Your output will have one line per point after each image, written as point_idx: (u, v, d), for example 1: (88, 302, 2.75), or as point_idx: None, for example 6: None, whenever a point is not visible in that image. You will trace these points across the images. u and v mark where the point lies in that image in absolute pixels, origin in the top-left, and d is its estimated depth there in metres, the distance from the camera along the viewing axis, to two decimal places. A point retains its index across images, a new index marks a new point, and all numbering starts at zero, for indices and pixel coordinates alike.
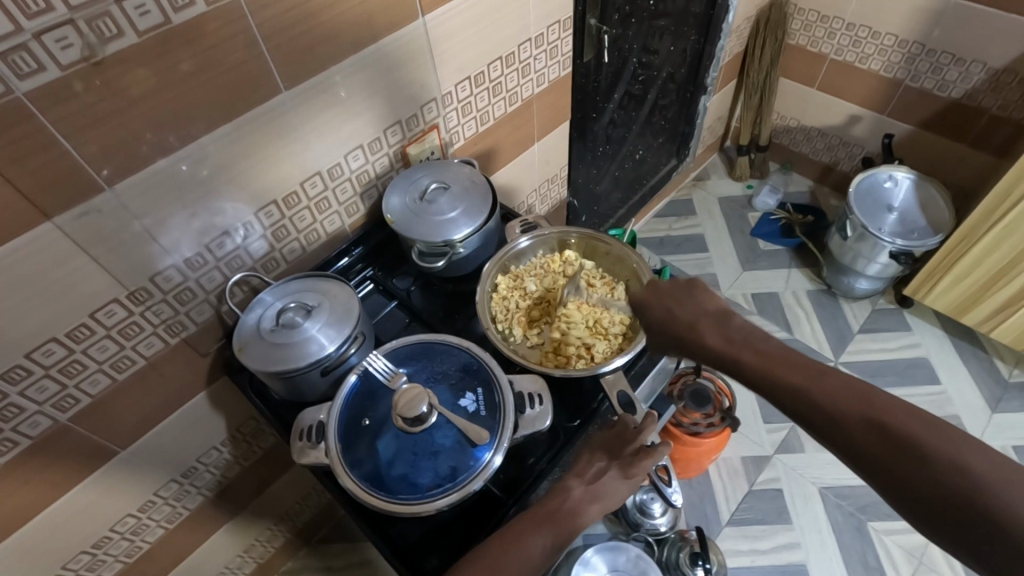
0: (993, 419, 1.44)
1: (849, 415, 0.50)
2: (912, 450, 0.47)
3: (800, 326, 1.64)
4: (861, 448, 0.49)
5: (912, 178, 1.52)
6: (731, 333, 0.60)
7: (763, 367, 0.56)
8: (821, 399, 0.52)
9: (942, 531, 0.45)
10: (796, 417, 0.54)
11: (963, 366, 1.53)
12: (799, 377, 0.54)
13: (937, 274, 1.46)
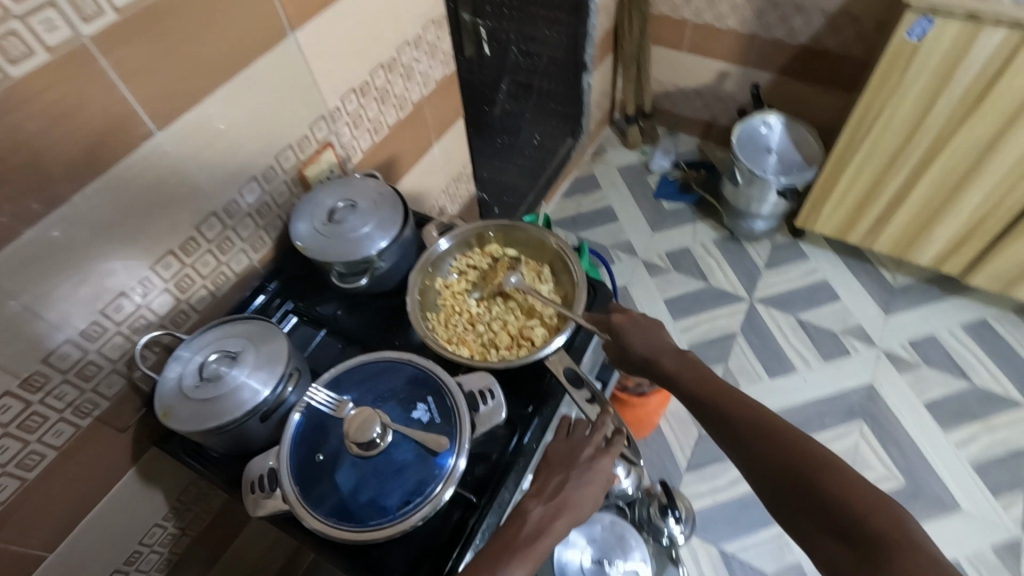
0: (888, 321, 1.61)
1: (744, 415, 0.64)
2: (785, 454, 0.59)
3: (714, 274, 1.75)
4: (752, 453, 0.61)
5: (784, 121, 1.66)
6: (686, 362, 0.71)
7: (693, 382, 0.69)
8: (731, 413, 0.65)
9: (791, 515, 0.57)
10: (712, 429, 0.67)
11: (856, 281, 1.70)
12: (715, 396, 0.67)
13: (821, 203, 1.61)
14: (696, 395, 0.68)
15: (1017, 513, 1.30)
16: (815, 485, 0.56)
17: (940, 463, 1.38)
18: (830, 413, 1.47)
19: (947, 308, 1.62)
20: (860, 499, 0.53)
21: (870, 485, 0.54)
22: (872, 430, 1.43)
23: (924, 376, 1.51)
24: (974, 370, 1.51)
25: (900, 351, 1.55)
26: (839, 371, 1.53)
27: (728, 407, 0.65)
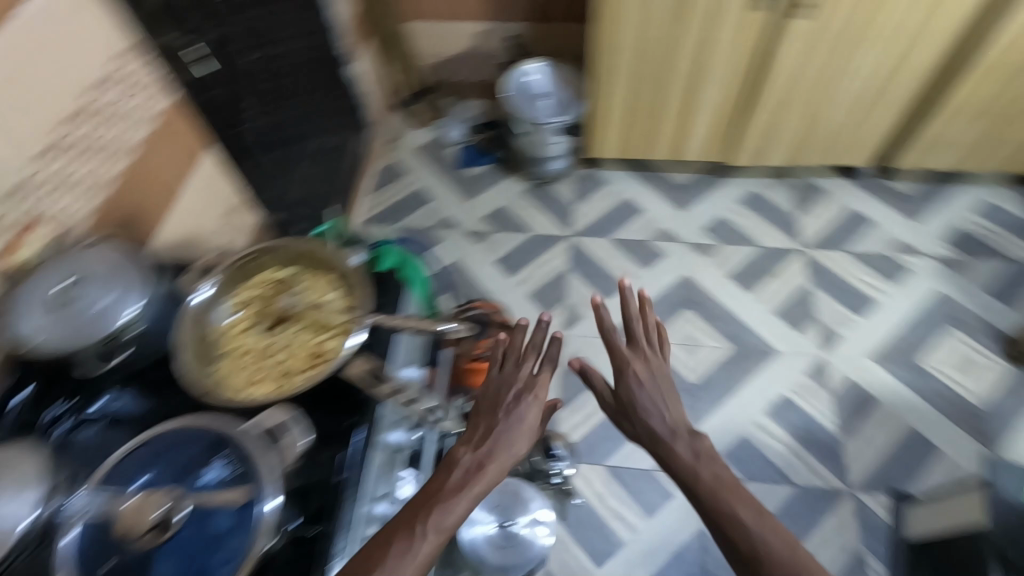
0: (683, 215, 1.81)
1: (737, 504, 0.73)
2: (767, 549, 0.68)
3: (531, 222, 1.83)
4: (730, 535, 0.71)
5: (545, 64, 1.75)
6: (699, 451, 0.78)
7: (692, 465, 0.77)
8: (727, 497, 0.73)
9: None
10: (694, 500, 0.75)
11: (650, 190, 1.87)
12: (715, 476, 0.76)
13: (598, 130, 1.74)
14: (687, 471, 0.77)
15: (816, 338, 1.55)
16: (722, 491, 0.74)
17: (753, 320, 1.60)
18: (661, 311, 1.63)
19: (724, 190, 1.85)
20: None
21: None
22: (696, 313, 1.62)
23: (723, 254, 1.72)
24: (757, 235, 1.75)
25: (699, 239, 1.76)
26: (655, 272, 1.71)
27: (717, 488, 0.74)
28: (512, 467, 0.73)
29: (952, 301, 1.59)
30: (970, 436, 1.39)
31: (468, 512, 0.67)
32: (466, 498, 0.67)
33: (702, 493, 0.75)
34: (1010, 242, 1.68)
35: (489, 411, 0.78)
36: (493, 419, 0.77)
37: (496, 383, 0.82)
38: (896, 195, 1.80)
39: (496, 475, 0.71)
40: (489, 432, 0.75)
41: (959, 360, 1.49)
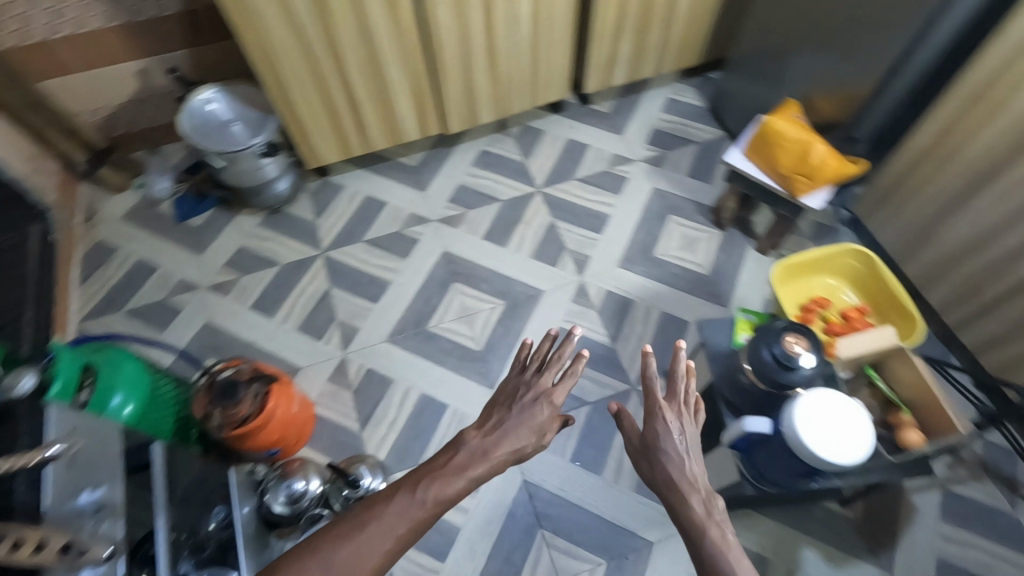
0: (427, 195, 1.83)
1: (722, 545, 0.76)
2: None
3: (278, 253, 1.73)
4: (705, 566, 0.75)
5: (210, 89, 1.60)
6: (710, 510, 0.80)
7: (694, 508, 0.81)
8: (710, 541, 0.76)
9: None
10: (682, 527, 0.80)
11: (389, 181, 1.86)
12: (703, 514, 0.79)
13: (308, 140, 1.67)
14: (676, 497, 0.83)
15: (571, 266, 1.68)
16: (686, 487, 0.83)
17: (515, 271, 1.68)
18: (431, 294, 1.65)
19: (456, 158, 1.90)
20: None
21: None
22: (464, 283, 1.67)
23: (472, 219, 1.78)
24: (496, 191, 1.83)
25: (448, 212, 1.79)
26: (417, 259, 1.71)
27: (703, 523, 0.78)
28: (510, 454, 0.91)
29: (665, 193, 1.81)
30: (707, 301, 1.61)
31: (464, 487, 0.85)
32: (459, 483, 0.85)
33: (668, 483, 0.85)
34: (693, 128, 1.95)
35: (503, 406, 0.98)
36: (507, 411, 0.96)
37: (512, 386, 1.02)
38: (600, 116, 1.99)
39: (499, 455, 0.90)
40: (500, 423, 0.95)
41: (683, 241, 1.72)
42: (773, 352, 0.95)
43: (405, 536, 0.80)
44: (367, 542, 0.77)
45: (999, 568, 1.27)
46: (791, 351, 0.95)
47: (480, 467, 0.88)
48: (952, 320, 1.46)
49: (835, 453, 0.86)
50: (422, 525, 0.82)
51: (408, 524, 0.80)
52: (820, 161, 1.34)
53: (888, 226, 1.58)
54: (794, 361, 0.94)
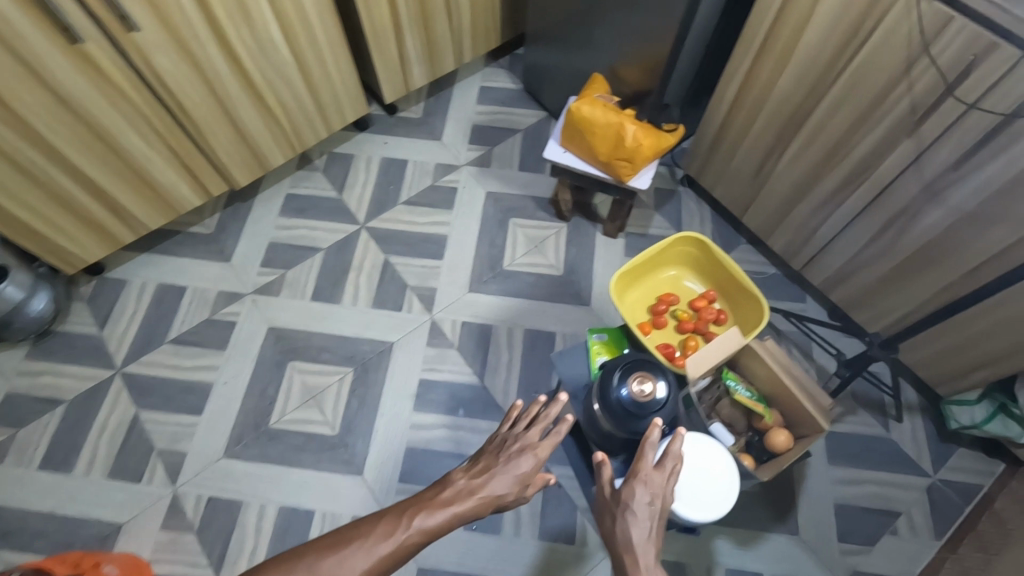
0: (235, 266, 1.56)
1: None
2: None
3: (60, 387, 1.39)
4: None
5: None
6: None
7: None
8: None
9: None
10: None
11: (184, 259, 1.56)
12: None
13: (54, 247, 1.34)
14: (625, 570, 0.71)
15: (418, 304, 1.51)
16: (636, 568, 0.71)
17: (357, 327, 1.48)
18: (266, 383, 1.41)
19: (261, 212, 1.63)
20: None
21: None
22: (302, 358, 1.44)
23: (294, 280, 1.54)
24: (316, 240, 1.60)
25: (264, 279, 1.54)
26: (240, 345, 1.45)
27: None
28: (489, 501, 0.85)
29: (500, 195, 1.66)
30: (569, 304, 1.50)
31: (448, 523, 0.80)
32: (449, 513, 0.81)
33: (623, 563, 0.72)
34: (513, 115, 1.80)
35: (491, 454, 0.93)
36: (493, 460, 0.91)
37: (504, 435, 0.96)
38: (413, 124, 1.78)
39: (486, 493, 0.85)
40: (488, 468, 0.90)
41: (530, 244, 1.59)
42: (622, 394, 0.87)
43: (405, 545, 0.76)
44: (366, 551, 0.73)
45: (889, 494, 1.30)
46: (640, 394, 0.87)
47: (466, 503, 0.83)
48: (798, 263, 1.44)
49: (690, 508, 0.85)
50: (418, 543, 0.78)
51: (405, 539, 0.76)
52: (635, 142, 1.24)
53: (718, 182, 1.51)
54: (644, 404, 0.87)
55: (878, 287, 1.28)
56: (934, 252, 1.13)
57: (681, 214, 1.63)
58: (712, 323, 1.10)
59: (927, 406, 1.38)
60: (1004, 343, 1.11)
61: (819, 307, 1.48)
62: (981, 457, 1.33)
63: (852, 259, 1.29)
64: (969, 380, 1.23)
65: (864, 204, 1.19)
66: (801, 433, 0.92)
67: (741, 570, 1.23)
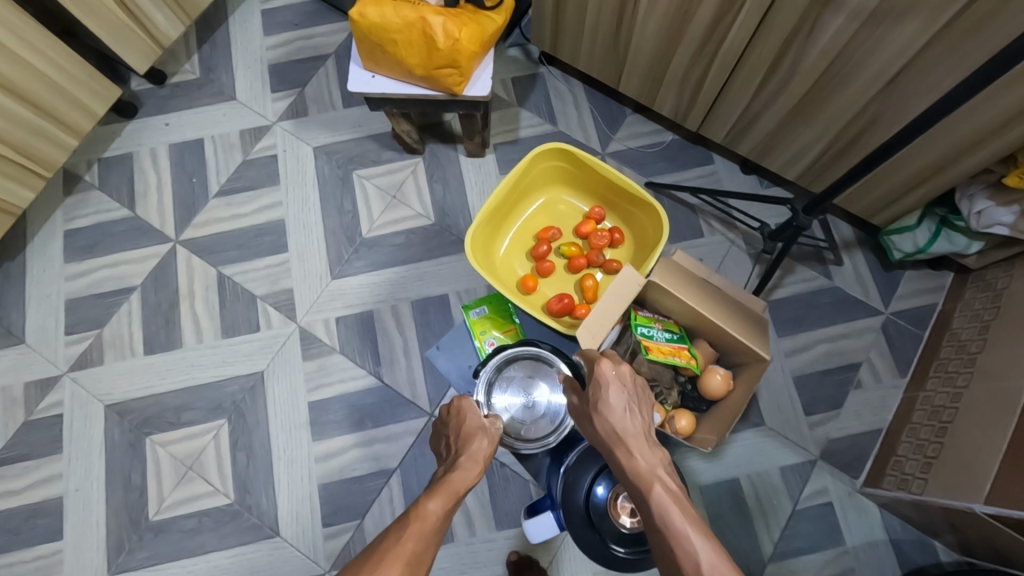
0: (31, 345, 1.21)
1: (674, 547, 0.50)
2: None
3: None
4: (669, 559, 0.51)
5: None
6: (636, 468, 0.58)
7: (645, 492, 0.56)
8: (670, 525, 0.52)
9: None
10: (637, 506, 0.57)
11: None
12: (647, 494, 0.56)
13: None
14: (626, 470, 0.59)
15: (277, 315, 1.22)
16: (694, 563, 0.49)
17: (212, 368, 1.19)
18: (128, 473, 1.14)
19: (42, 266, 1.26)
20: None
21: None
22: (159, 428, 1.17)
23: (114, 337, 1.22)
24: (124, 277, 1.25)
25: (74, 349, 1.21)
26: (77, 440, 1.16)
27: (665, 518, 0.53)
28: (483, 452, 0.71)
29: (331, 146, 1.32)
30: (452, 254, 1.24)
31: (447, 495, 0.63)
32: (452, 492, 0.63)
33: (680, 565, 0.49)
34: (315, 38, 1.40)
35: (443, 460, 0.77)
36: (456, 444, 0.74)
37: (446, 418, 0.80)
38: (193, 89, 1.37)
39: (476, 454, 0.70)
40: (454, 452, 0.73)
41: (386, 197, 1.28)
42: (594, 491, 0.83)
43: (434, 523, 0.59)
44: (416, 537, 0.56)
45: (846, 347, 1.19)
46: (620, 507, 0.82)
47: (467, 471, 0.67)
48: (694, 122, 1.20)
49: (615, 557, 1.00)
50: (439, 529, 0.59)
51: (432, 525, 0.59)
52: (449, 40, 0.93)
53: (578, 51, 1.21)
54: (615, 511, 0.82)
55: (787, 126, 1.06)
56: (841, 70, 0.90)
57: (551, 101, 1.33)
58: (606, 248, 0.90)
59: (864, 238, 1.24)
60: (937, 155, 0.93)
61: (730, 164, 1.27)
62: (929, 274, 1.21)
63: (752, 103, 1.06)
64: (906, 206, 1.07)
65: (748, 36, 0.94)
66: (737, 360, 0.75)
67: (715, 483, 1.13)
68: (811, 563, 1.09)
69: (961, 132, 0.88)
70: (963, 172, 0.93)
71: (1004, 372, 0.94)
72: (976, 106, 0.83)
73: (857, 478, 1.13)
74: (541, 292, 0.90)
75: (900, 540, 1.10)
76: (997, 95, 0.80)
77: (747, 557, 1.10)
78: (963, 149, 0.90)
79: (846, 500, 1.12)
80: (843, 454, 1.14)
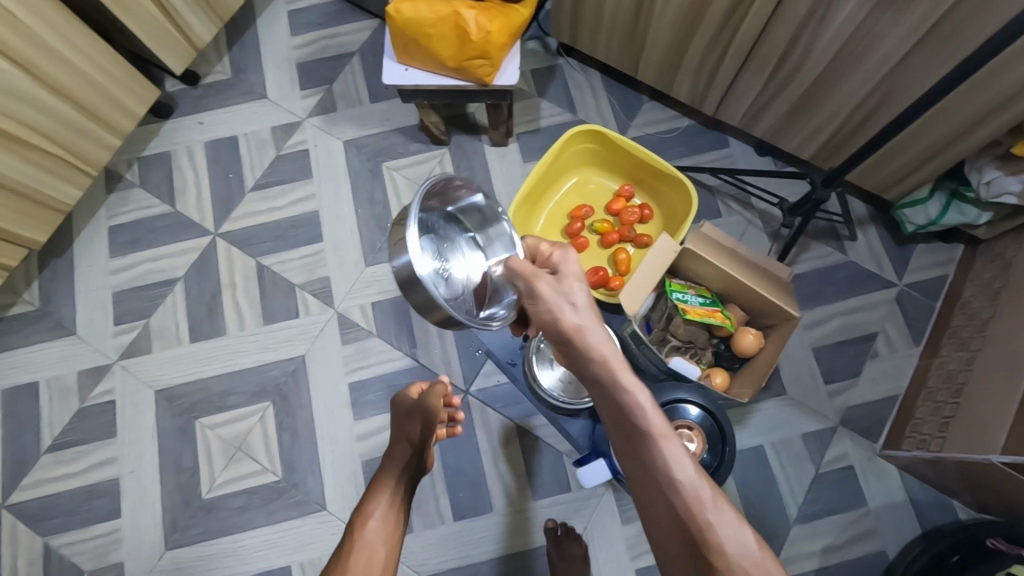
0: (81, 337, 1.27)
1: (671, 471, 0.52)
2: (679, 497, 0.51)
3: None
4: (656, 478, 0.52)
5: None
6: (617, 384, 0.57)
7: (629, 408, 0.56)
8: (659, 448, 0.53)
9: (671, 530, 0.51)
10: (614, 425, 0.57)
11: (18, 350, 1.27)
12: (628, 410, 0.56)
13: None
14: (605, 383, 0.58)
15: (315, 302, 1.27)
16: (665, 470, 0.52)
17: (255, 353, 1.25)
18: (179, 455, 1.20)
19: (88, 262, 1.32)
20: (700, 522, 0.49)
21: (717, 536, 0.49)
22: (207, 412, 1.22)
23: (160, 327, 1.27)
24: (166, 270, 1.31)
25: (122, 339, 1.26)
26: (128, 425, 1.22)
27: (653, 443, 0.53)
28: (415, 436, 0.84)
29: (360, 140, 1.37)
30: None
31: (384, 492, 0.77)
32: (389, 497, 0.76)
33: (670, 484, 0.52)
34: (340, 36, 1.45)
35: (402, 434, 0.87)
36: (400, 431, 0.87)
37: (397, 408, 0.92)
38: (224, 89, 1.43)
39: (408, 439, 0.84)
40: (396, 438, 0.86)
41: (414, 187, 1.33)
42: None
43: (377, 532, 0.72)
44: (364, 547, 0.70)
45: (863, 318, 1.24)
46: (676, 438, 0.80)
47: (395, 463, 0.82)
48: (709, 108, 1.25)
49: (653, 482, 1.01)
50: (388, 529, 0.72)
51: (382, 529, 0.72)
52: (480, 32, 0.98)
53: (597, 42, 1.26)
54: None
55: (800, 108, 1.12)
56: (853, 53, 0.95)
57: (570, 91, 1.38)
58: (636, 223, 0.95)
59: (876, 214, 1.29)
60: (945, 132, 0.99)
61: (745, 146, 1.32)
62: (940, 247, 1.26)
63: (765, 89, 1.12)
64: (916, 181, 1.12)
65: (764, 22, 0.99)
66: (767, 322, 0.81)
67: (739, 450, 1.18)
68: (834, 525, 1.14)
69: (969, 108, 0.93)
70: (971, 146, 0.99)
71: (1015, 334, 0.99)
72: (983, 83, 0.88)
73: (876, 443, 1.18)
74: (576, 267, 0.96)
75: (919, 500, 1.15)
76: (1002, 70, 0.85)
77: (773, 521, 1.15)
78: (972, 123, 0.95)
79: (866, 465, 1.17)
80: (862, 421, 1.19)
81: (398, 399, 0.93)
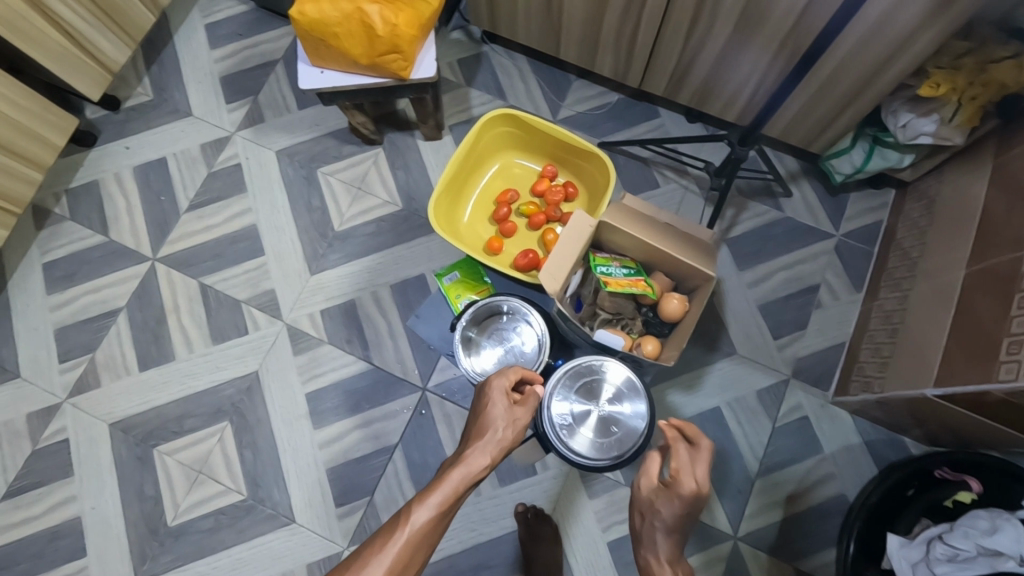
0: (27, 378, 1.24)
1: None
2: None
3: None
4: None
5: None
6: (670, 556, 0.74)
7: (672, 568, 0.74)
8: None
9: None
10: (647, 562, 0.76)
11: None
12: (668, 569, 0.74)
13: None
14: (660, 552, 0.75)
15: (262, 316, 1.26)
16: None
17: (206, 374, 1.23)
18: (140, 485, 1.19)
19: (25, 301, 1.29)
20: None
21: None
22: (164, 439, 1.21)
23: (107, 359, 1.25)
24: (108, 300, 1.28)
25: (70, 377, 1.24)
26: (85, 461, 1.20)
27: None
28: (504, 441, 0.74)
29: (292, 148, 1.35)
30: (422, 235, 1.29)
31: (450, 493, 0.67)
32: (450, 492, 0.68)
33: None
34: (261, 45, 1.42)
35: (476, 432, 0.76)
36: (483, 426, 0.75)
37: (481, 403, 0.79)
38: (148, 110, 1.40)
39: (496, 442, 0.73)
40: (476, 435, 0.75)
41: (351, 190, 1.32)
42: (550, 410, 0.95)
43: (420, 530, 0.64)
44: (405, 546, 0.63)
45: (804, 271, 1.26)
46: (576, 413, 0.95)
47: (474, 462, 0.70)
48: (633, 80, 1.26)
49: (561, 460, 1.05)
50: (436, 527, 0.66)
51: (430, 524, 0.65)
52: (387, 26, 0.97)
53: (516, 25, 1.26)
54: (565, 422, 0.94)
55: (720, 69, 1.13)
56: (757, 9, 0.96)
57: (498, 77, 1.38)
58: (562, 202, 0.96)
59: (808, 167, 1.32)
60: (855, 78, 1.00)
61: (674, 114, 1.33)
62: (872, 193, 1.28)
63: (683, 53, 1.12)
64: (837, 130, 1.14)
65: None
66: (691, 285, 0.83)
67: (697, 413, 1.20)
68: (795, 475, 1.17)
69: (873, 52, 0.95)
70: (881, 89, 1.00)
71: (942, 268, 1.02)
72: (882, 24, 0.89)
73: (827, 391, 1.20)
74: (507, 252, 0.96)
75: (873, 441, 1.18)
76: (897, 11, 0.86)
77: (736, 478, 1.17)
78: (879, 66, 0.97)
79: (819, 412, 1.19)
80: (812, 371, 1.21)
81: (488, 383, 0.81)
